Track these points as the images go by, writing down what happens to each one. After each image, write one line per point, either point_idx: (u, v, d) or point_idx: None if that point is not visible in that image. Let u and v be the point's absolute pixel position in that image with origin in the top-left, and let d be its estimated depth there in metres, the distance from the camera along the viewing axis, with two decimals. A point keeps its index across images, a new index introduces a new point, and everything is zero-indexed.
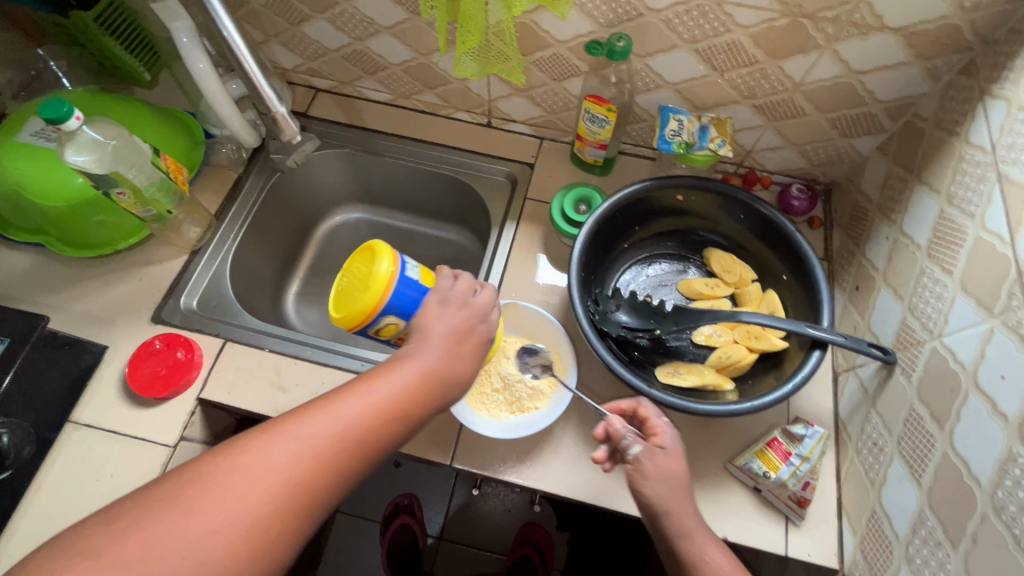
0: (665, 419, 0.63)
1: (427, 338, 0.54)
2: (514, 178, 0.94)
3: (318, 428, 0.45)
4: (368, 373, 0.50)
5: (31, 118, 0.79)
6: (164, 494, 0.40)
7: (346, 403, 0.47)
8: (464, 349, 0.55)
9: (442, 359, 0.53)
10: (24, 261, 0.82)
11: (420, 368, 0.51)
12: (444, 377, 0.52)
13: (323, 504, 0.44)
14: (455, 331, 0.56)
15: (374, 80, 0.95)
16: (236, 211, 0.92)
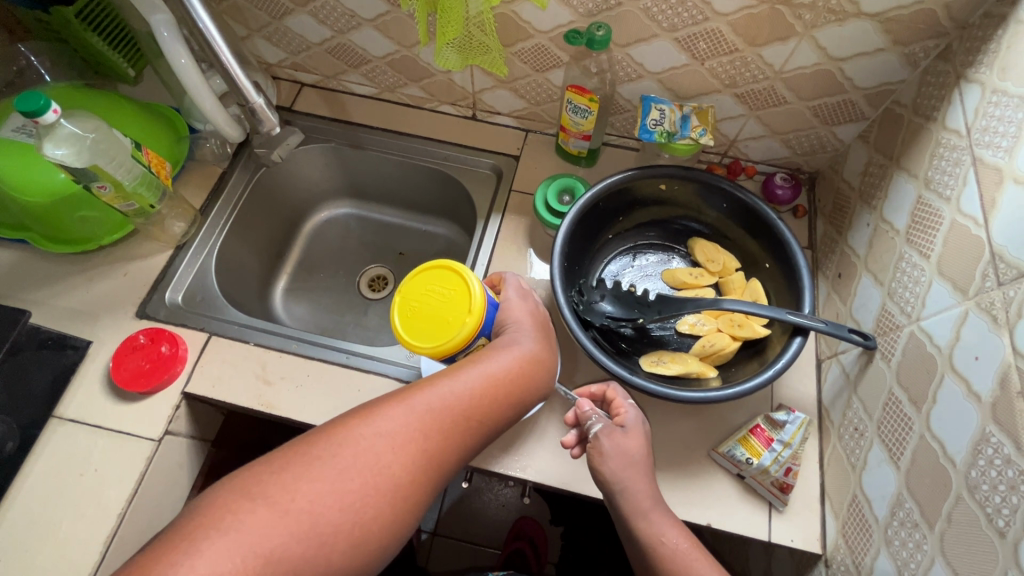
0: (630, 401, 0.66)
1: (522, 326, 0.60)
2: (500, 170, 0.94)
3: (446, 402, 0.48)
4: (475, 356, 0.54)
5: (12, 114, 0.78)
6: (317, 452, 0.42)
7: (467, 380, 0.51)
8: (548, 338, 0.62)
9: (537, 344, 0.59)
10: (8, 258, 0.82)
11: (524, 351, 0.56)
12: (541, 362, 0.58)
13: (444, 475, 0.47)
14: (540, 323, 0.63)
15: (359, 73, 0.95)
16: (223, 207, 0.92)
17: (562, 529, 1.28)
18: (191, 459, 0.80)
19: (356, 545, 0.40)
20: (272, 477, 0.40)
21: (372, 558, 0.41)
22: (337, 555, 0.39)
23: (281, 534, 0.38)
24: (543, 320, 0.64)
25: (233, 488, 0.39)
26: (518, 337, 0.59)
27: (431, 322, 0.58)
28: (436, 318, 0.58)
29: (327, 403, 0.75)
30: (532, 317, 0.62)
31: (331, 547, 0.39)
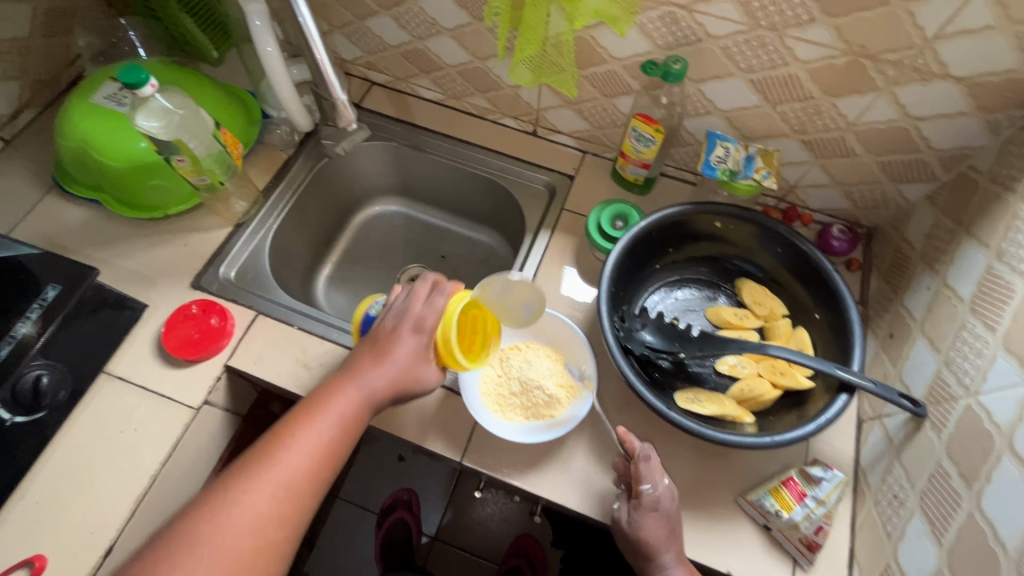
0: (648, 487, 0.63)
1: (391, 338, 0.64)
2: (553, 188, 0.95)
3: (323, 424, 0.58)
4: (311, 403, 0.60)
5: (105, 83, 0.85)
6: (223, 487, 0.53)
7: (339, 400, 0.60)
8: (409, 347, 0.63)
9: (389, 371, 0.62)
10: (82, 216, 0.87)
11: (369, 386, 0.61)
12: (395, 383, 0.62)
13: (326, 481, 0.57)
14: (392, 340, 0.63)
15: (429, 78, 0.97)
16: (283, 189, 0.95)
17: (562, 553, 1.26)
18: (224, 430, 0.82)
19: (269, 546, 0.52)
20: (196, 515, 0.51)
21: (287, 547, 0.53)
22: (257, 558, 0.51)
23: (216, 555, 0.50)
24: (414, 324, 0.64)
25: (167, 533, 0.51)
26: (353, 373, 0.62)
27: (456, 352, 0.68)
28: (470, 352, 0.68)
29: None
30: (382, 338, 0.64)
31: (249, 555, 0.51)
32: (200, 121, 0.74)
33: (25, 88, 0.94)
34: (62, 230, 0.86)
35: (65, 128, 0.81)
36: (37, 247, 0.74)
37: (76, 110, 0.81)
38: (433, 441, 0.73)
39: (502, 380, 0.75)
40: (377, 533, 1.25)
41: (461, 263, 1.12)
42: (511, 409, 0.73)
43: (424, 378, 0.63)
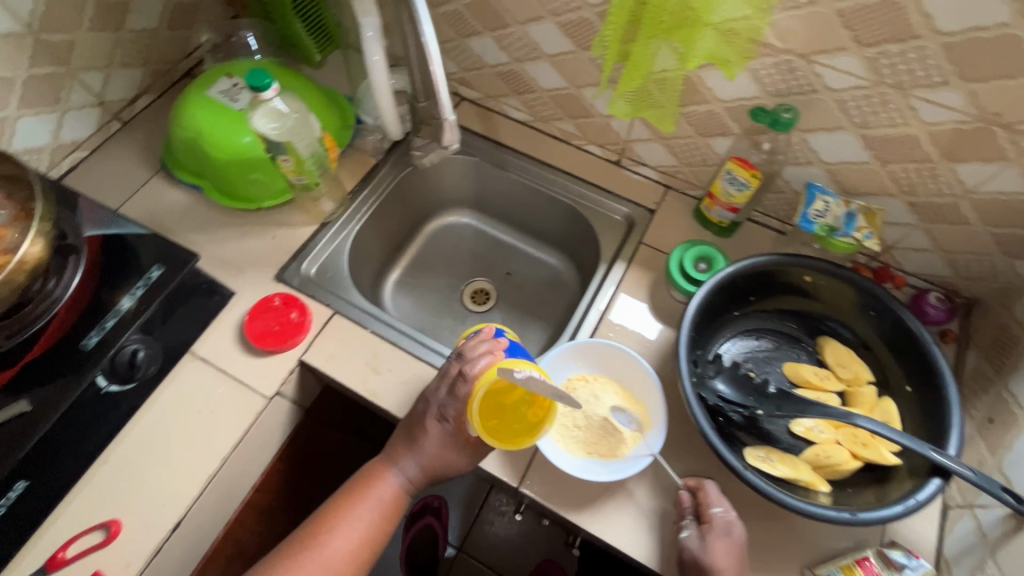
0: (722, 510, 0.64)
1: (422, 425, 0.71)
2: (632, 220, 0.94)
3: (365, 510, 0.68)
4: (356, 488, 0.70)
5: (221, 78, 0.90)
6: (281, 562, 0.64)
7: (379, 489, 0.70)
8: (436, 437, 0.70)
9: (419, 459, 0.70)
10: (183, 200, 0.93)
11: (403, 473, 0.70)
12: (426, 470, 0.70)
13: (368, 561, 0.68)
14: (418, 430, 0.71)
15: (520, 99, 0.98)
16: (368, 193, 0.98)
17: None
18: (289, 421, 0.85)
19: None
20: None
21: None
22: None
23: None
24: (437, 415, 0.71)
25: None
26: (389, 461, 0.71)
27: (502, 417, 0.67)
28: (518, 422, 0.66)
29: None
30: (412, 427, 0.72)
31: None
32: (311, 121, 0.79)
33: (146, 75, 1.01)
34: (165, 211, 0.92)
35: (186, 117, 0.87)
36: (145, 227, 0.79)
37: (193, 102, 0.87)
38: (493, 463, 0.72)
39: (567, 411, 0.74)
40: (404, 536, 1.23)
41: (525, 283, 1.13)
42: (576, 443, 0.71)
43: (455, 465, 0.70)
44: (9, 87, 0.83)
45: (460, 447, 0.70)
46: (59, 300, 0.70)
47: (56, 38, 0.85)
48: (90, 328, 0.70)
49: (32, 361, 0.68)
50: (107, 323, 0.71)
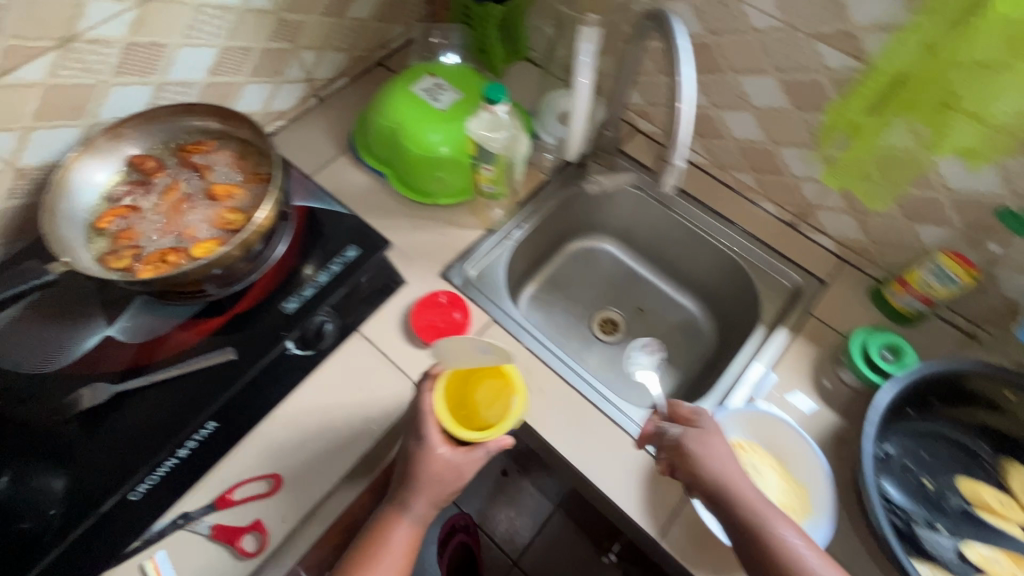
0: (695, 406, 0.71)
1: (410, 457, 0.67)
2: (800, 288, 0.90)
3: (386, 558, 0.66)
4: (375, 537, 0.67)
5: (422, 75, 0.95)
6: None
7: (394, 535, 0.67)
8: (421, 466, 0.67)
9: (421, 493, 0.67)
10: (366, 183, 0.98)
11: (412, 513, 0.67)
12: (433, 501, 0.68)
13: None
14: (407, 465, 0.67)
15: (700, 143, 0.97)
16: (532, 210, 0.99)
17: None
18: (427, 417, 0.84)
19: None
20: None
21: None
22: None
23: None
24: (416, 436, 0.68)
25: None
26: (394, 505, 0.68)
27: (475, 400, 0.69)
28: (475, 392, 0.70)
29: (569, 434, 0.76)
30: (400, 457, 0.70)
31: None
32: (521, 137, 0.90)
33: (348, 59, 1.08)
34: (349, 191, 0.98)
35: (389, 109, 0.92)
36: (345, 206, 0.83)
37: (398, 95, 0.93)
38: (634, 508, 0.72)
39: None
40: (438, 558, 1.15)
41: (657, 322, 1.11)
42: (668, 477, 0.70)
43: (453, 486, 0.68)
44: (247, 57, 0.90)
45: (451, 469, 0.67)
46: (265, 263, 0.76)
47: (293, 18, 0.92)
48: (289, 293, 0.75)
49: (236, 313, 0.73)
50: (306, 292, 0.75)
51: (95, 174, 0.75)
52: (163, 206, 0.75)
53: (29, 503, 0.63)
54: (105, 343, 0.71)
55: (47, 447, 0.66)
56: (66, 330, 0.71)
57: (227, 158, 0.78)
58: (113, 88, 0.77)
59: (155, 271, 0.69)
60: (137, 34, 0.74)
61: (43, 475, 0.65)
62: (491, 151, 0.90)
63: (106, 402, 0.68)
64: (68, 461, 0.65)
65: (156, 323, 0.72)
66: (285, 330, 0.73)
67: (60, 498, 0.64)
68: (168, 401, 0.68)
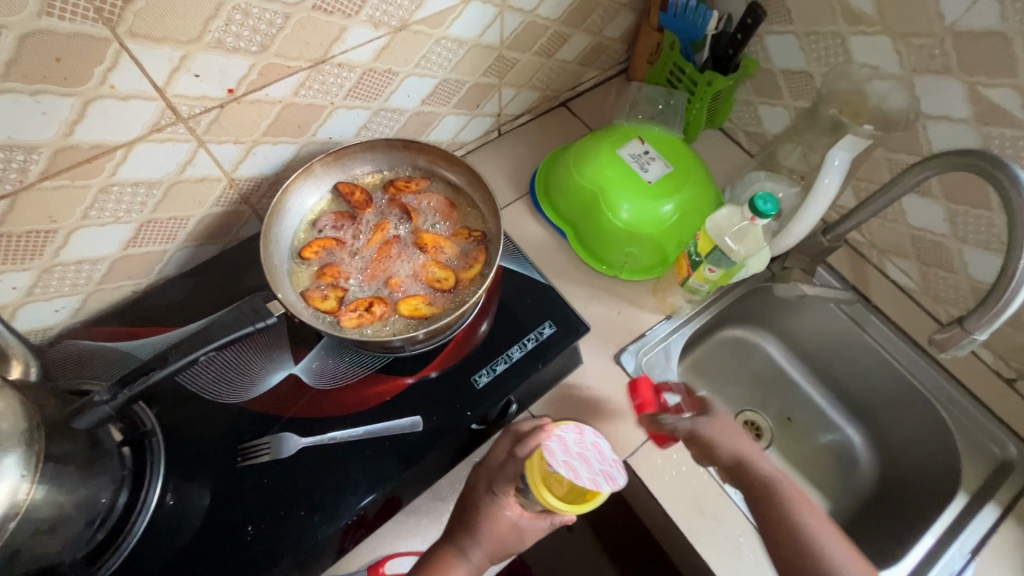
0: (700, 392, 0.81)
1: (478, 501, 0.65)
2: (1014, 462, 0.80)
3: None
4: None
5: (632, 138, 0.88)
6: None
7: None
8: (490, 516, 0.64)
9: (482, 540, 0.63)
10: (541, 236, 0.92)
11: (470, 560, 0.62)
12: (490, 555, 0.64)
13: None
14: (476, 511, 0.64)
15: (918, 267, 0.87)
16: (711, 302, 0.91)
17: None
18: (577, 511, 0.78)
19: None
20: None
21: None
22: None
23: None
24: (490, 484, 0.65)
25: None
26: (449, 548, 0.63)
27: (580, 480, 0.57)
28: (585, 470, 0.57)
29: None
30: (463, 497, 0.67)
31: None
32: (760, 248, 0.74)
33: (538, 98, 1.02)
34: (524, 241, 0.92)
35: (592, 169, 0.86)
36: (542, 276, 0.79)
37: (606, 155, 0.86)
38: None
39: None
40: None
41: (809, 439, 1.00)
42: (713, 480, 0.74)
43: (514, 542, 0.65)
44: (459, 89, 0.85)
45: (518, 530, 0.65)
46: (457, 328, 0.72)
47: (511, 56, 0.86)
48: (480, 366, 0.70)
49: (425, 376, 0.69)
50: (498, 366, 0.70)
51: (307, 198, 0.71)
52: (369, 246, 0.70)
53: (189, 527, 0.60)
54: (291, 379, 0.67)
55: (210, 464, 0.64)
56: (256, 373, 0.68)
57: (437, 204, 0.73)
58: (338, 110, 0.72)
59: (358, 321, 0.65)
60: (379, 61, 0.70)
61: (198, 490, 0.62)
62: (733, 258, 0.73)
63: (288, 459, 0.64)
64: (227, 481, 0.63)
65: (344, 371, 0.68)
66: (474, 409, 0.68)
67: (221, 529, 0.60)
68: (344, 461, 0.63)
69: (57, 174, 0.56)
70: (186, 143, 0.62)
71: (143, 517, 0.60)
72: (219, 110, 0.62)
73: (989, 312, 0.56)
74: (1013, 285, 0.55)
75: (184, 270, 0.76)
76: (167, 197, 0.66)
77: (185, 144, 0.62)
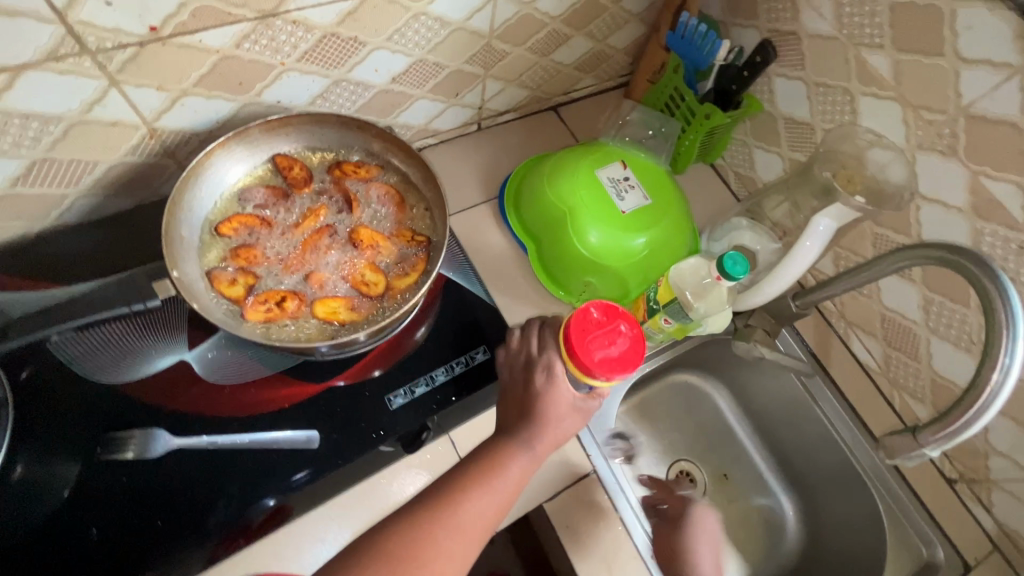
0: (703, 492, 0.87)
1: (529, 378, 0.57)
2: (939, 565, 0.77)
3: (504, 479, 0.52)
4: (485, 460, 0.53)
5: (613, 159, 0.82)
6: (405, 520, 0.48)
7: (516, 458, 0.53)
8: (550, 399, 0.55)
9: (547, 429, 0.55)
10: (503, 248, 0.86)
11: (532, 447, 0.54)
12: (553, 443, 0.55)
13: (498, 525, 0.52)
14: (530, 397, 0.56)
15: (884, 348, 0.83)
16: (667, 346, 0.85)
17: None
18: None
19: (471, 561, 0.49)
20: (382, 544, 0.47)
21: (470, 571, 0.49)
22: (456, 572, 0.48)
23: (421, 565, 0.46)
24: (544, 366, 0.57)
25: None
26: (511, 430, 0.55)
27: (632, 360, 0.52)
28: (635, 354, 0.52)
29: None
30: (512, 387, 0.59)
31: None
32: (724, 312, 0.70)
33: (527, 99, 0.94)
34: (482, 250, 0.85)
35: (565, 186, 0.80)
36: (489, 294, 0.72)
37: (582, 174, 0.80)
38: None
39: None
40: None
41: (741, 501, 0.95)
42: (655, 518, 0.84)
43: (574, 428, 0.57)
44: (437, 73, 0.76)
45: (574, 414, 0.56)
46: (381, 339, 0.65)
47: (501, 47, 0.79)
48: (399, 385, 0.64)
49: (334, 387, 0.62)
50: (418, 388, 0.64)
51: (235, 167, 0.63)
52: (298, 233, 0.63)
53: (22, 518, 0.53)
54: (181, 367, 0.60)
55: (66, 448, 0.56)
56: (124, 357, 0.60)
57: (385, 198, 0.66)
58: (289, 73, 0.64)
59: (266, 316, 0.58)
60: (343, 26, 0.62)
61: (42, 482, 0.54)
62: (690, 315, 0.68)
63: (155, 457, 0.56)
64: (78, 472, 0.55)
65: (244, 366, 0.61)
66: (381, 433, 0.61)
67: (61, 527, 0.53)
68: (222, 471, 0.56)
69: None
70: (94, 80, 0.53)
71: None
72: (139, 49, 0.53)
73: (949, 427, 0.52)
74: (981, 404, 0.50)
75: (85, 222, 0.67)
76: (68, 137, 0.57)
77: (95, 81, 0.54)
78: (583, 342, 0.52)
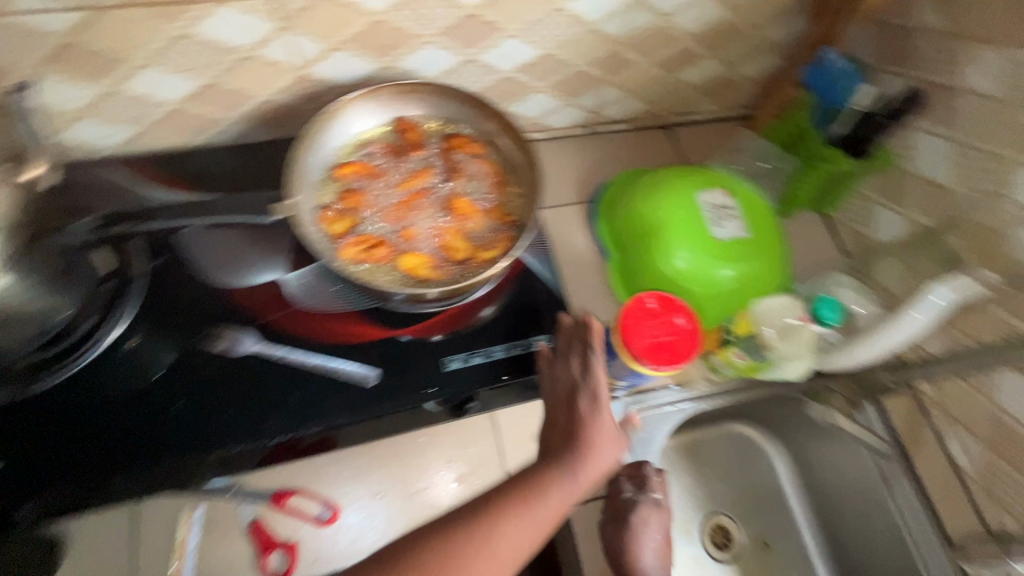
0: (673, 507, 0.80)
1: (572, 402, 0.56)
2: None
3: (539, 510, 0.47)
4: (526, 484, 0.49)
5: (716, 187, 0.80)
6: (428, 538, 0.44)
7: (553, 490, 0.49)
8: (593, 433, 0.53)
9: (588, 463, 0.52)
10: (586, 250, 0.86)
11: (572, 482, 0.50)
12: (593, 481, 0.52)
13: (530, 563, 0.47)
14: (575, 423, 0.54)
15: (985, 451, 0.73)
16: (733, 389, 0.81)
17: None
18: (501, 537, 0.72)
19: None
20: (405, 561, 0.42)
21: None
22: None
23: None
24: (589, 393, 0.56)
25: None
26: (551, 458, 0.52)
27: (680, 350, 0.63)
28: (682, 345, 0.64)
29: None
30: (554, 414, 0.57)
31: None
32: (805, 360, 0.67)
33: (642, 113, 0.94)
34: (565, 247, 0.86)
35: (662, 201, 0.78)
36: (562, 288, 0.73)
37: (681, 193, 0.78)
38: None
39: None
40: None
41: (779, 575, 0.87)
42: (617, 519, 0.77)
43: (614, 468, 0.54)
44: (560, 70, 0.79)
45: (616, 447, 0.54)
46: (452, 304, 0.68)
47: (627, 55, 0.80)
48: (458, 349, 0.66)
49: (401, 337, 0.66)
50: (475, 358, 0.66)
51: (362, 120, 0.69)
52: (401, 189, 0.67)
53: (128, 377, 0.60)
54: (276, 285, 0.66)
55: (173, 328, 0.63)
56: (234, 264, 0.67)
57: (486, 174, 0.69)
58: (427, 45, 0.69)
59: (357, 256, 0.62)
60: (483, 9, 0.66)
61: (150, 351, 0.62)
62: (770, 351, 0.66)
63: (237, 358, 0.62)
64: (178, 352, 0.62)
65: (328, 298, 0.67)
66: (431, 390, 0.63)
67: (154, 392, 0.60)
68: (287, 385, 0.61)
69: (139, 6, 0.57)
70: (267, 22, 0.61)
71: (95, 350, 0.61)
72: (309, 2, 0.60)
73: None
74: None
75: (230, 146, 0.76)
76: (236, 69, 0.66)
77: (266, 23, 0.62)
78: (637, 329, 0.64)
